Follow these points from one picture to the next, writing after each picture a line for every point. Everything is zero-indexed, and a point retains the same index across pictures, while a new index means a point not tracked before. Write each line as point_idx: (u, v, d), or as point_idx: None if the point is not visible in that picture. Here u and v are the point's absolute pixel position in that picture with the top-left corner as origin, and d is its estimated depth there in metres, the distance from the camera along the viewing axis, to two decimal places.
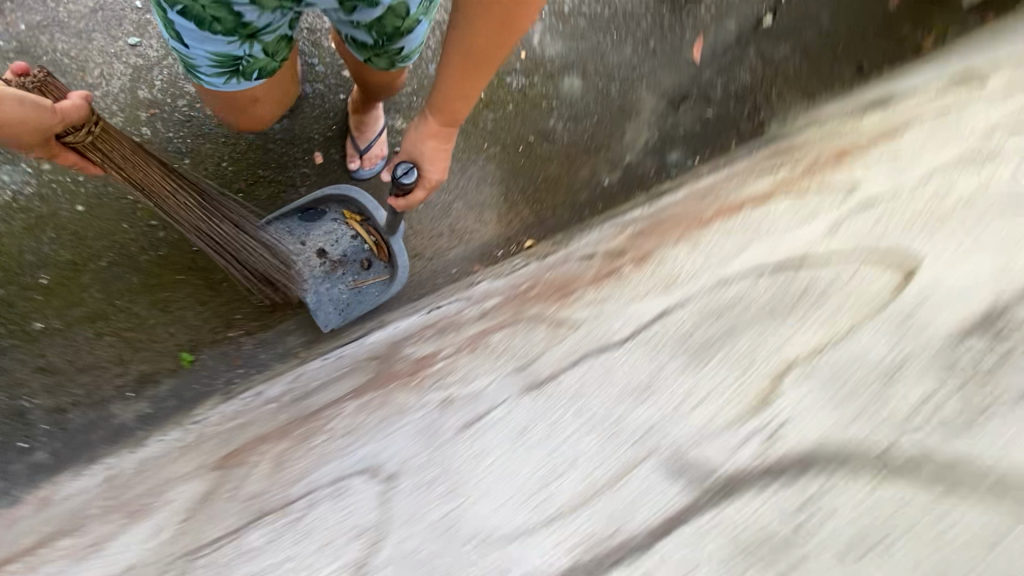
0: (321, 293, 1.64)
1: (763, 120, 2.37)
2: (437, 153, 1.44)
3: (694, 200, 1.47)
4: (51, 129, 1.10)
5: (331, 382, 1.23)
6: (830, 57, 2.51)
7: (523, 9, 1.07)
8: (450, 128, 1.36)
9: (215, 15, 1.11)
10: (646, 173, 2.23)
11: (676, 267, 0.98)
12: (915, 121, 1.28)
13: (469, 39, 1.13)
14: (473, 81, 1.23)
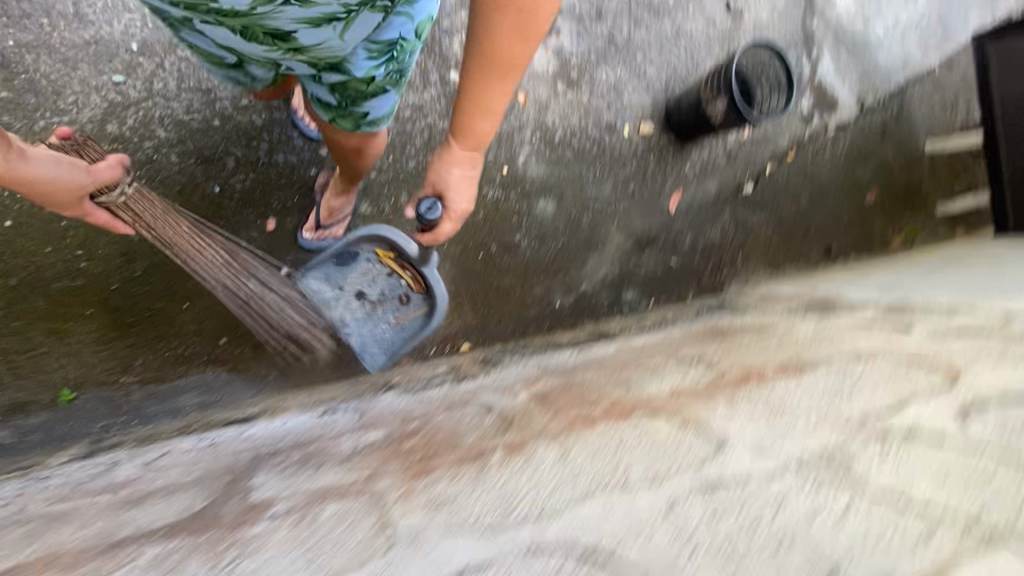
0: (364, 333, 1.75)
1: (723, 278, 2.46)
2: (459, 177, 1.55)
3: (614, 367, 1.46)
4: (81, 186, 1.24)
5: (183, 471, 1.14)
6: (801, 234, 2.60)
7: (536, 18, 1.19)
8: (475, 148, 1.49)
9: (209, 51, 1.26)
10: (599, 303, 2.26)
11: (552, 458, 0.93)
12: (835, 354, 1.28)
13: (488, 50, 1.25)
14: (492, 92, 1.34)
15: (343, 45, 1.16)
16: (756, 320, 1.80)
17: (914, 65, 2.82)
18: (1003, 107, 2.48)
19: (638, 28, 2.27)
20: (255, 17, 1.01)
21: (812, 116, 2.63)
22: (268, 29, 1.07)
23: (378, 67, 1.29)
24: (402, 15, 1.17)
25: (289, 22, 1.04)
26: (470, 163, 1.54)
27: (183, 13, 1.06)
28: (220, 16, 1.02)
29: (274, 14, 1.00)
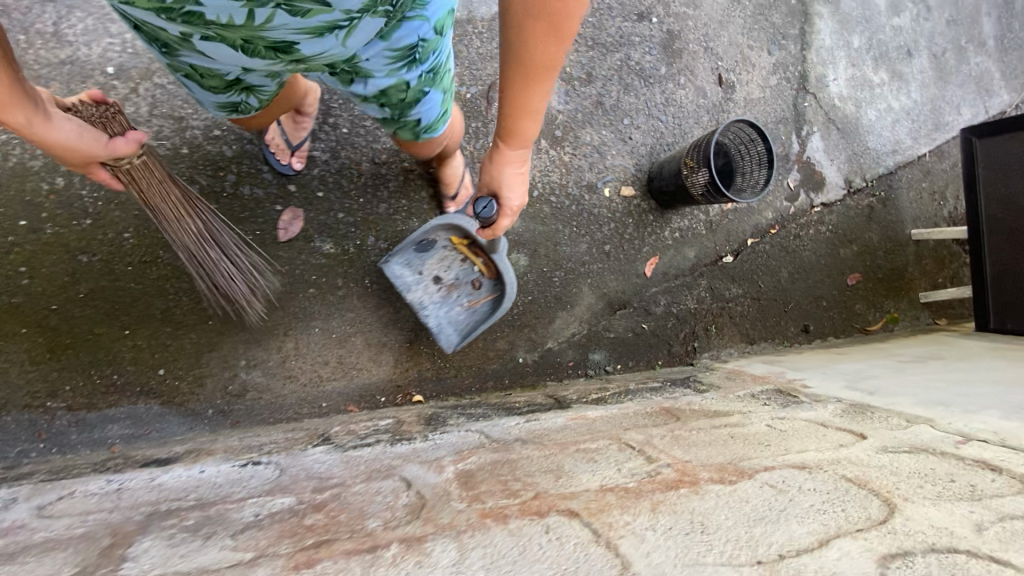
0: (440, 315, 1.88)
1: (695, 347, 2.41)
2: (512, 175, 1.56)
3: (555, 444, 1.40)
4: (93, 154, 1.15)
5: (66, 530, 1.06)
6: (779, 310, 2.56)
7: (565, 18, 1.10)
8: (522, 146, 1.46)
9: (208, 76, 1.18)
10: (564, 363, 2.20)
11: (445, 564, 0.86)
12: (779, 460, 1.22)
13: (521, 57, 1.19)
14: (534, 94, 1.29)
15: (348, 51, 1.08)
16: (715, 402, 1.74)
17: (903, 153, 2.84)
18: (987, 207, 2.49)
19: (627, 94, 2.29)
20: (255, 29, 0.92)
21: (799, 193, 2.62)
22: (269, 42, 0.98)
23: (404, 70, 1.24)
24: (415, 17, 1.08)
25: (288, 33, 0.95)
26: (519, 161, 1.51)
27: (180, 33, 0.96)
28: (220, 29, 0.92)
29: (273, 23, 0.91)
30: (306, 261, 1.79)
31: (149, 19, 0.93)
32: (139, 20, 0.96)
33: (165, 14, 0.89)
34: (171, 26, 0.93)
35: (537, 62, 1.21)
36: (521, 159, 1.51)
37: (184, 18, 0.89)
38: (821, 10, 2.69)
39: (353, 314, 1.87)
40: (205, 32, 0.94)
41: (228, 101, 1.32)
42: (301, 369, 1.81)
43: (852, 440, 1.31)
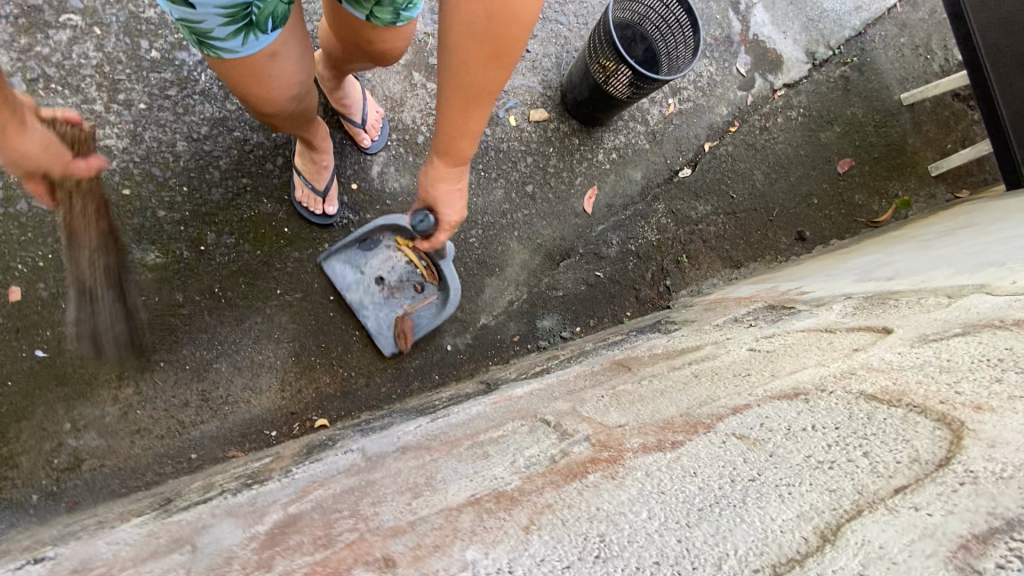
0: (381, 319, 1.58)
1: (669, 287, 1.94)
2: (449, 191, 1.21)
3: (444, 444, 0.96)
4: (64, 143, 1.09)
5: None
6: (763, 221, 2.09)
7: (513, 38, 0.90)
8: (462, 166, 1.17)
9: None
10: (507, 341, 1.75)
11: None
12: (756, 392, 0.77)
13: (459, 75, 0.94)
14: (472, 121, 1.04)
15: None
16: (686, 341, 1.27)
17: (870, 8, 2.36)
18: (984, 37, 1.99)
19: None
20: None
21: (754, 79, 2.16)
22: None
23: None
24: None
25: None
26: (461, 181, 1.21)
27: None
28: None
29: None
30: (125, 279, 1.41)
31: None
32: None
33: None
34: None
35: (476, 87, 0.97)
36: (463, 180, 1.21)
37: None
38: None
39: (209, 335, 1.46)
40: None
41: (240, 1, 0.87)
42: (153, 418, 1.40)
43: (872, 340, 0.86)
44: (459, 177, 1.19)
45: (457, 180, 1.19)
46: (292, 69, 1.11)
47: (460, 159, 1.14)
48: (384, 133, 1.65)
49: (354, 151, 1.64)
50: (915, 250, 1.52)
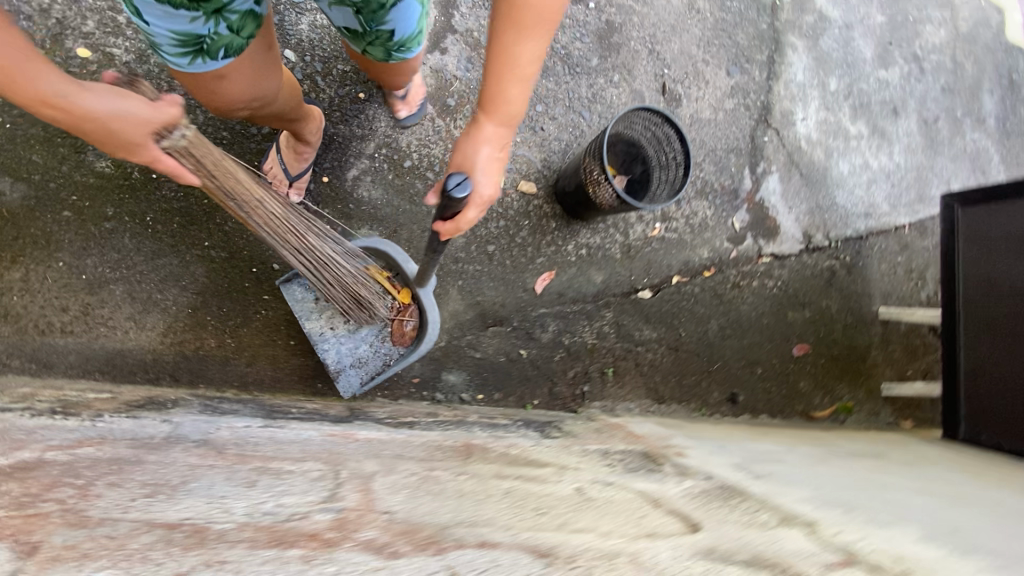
0: (342, 350, 1.54)
1: (585, 393, 1.89)
2: (488, 156, 1.14)
3: (236, 456, 0.92)
4: (147, 123, 1.02)
5: None
6: (703, 368, 2.06)
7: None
8: (506, 124, 1.13)
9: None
10: (405, 379, 1.68)
11: None
12: (520, 535, 0.73)
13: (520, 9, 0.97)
14: (524, 53, 1.03)
15: None
16: (541, 453, 1.23)
17: (878, 219, 2.42)
18: (966, 290, 2.02)
19: (544, 78, 1.91)
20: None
21: (745, 236, 2.18)
22: None
23: None
24: None
25: None
26: (500, 149, 1.17)
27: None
28: None
29: None
30: (67, 174, 1.42)
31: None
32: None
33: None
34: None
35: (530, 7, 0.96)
36: (503, 150, 1.18)
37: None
38: (796, 40, 2.29)
39: (119, 255, 1.45)
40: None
41: (189, 31, 1.02)
42: (26, 309, 1.39)
43: (672, 532, 0.82)
44: (501, 138, 1.14)
45: (497, 145, 1.15)
46: (244, 87, 1.21)
47: (507, 120, 1.13)
48: (424, 107, 1.71)
49: (339, 147, 1.67)
50: (816, 461, 1.48)
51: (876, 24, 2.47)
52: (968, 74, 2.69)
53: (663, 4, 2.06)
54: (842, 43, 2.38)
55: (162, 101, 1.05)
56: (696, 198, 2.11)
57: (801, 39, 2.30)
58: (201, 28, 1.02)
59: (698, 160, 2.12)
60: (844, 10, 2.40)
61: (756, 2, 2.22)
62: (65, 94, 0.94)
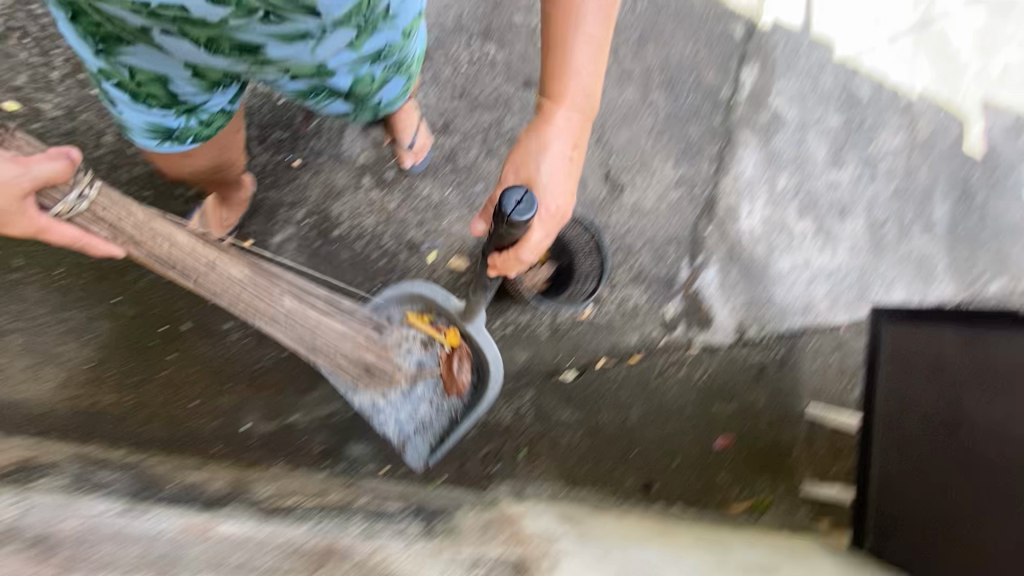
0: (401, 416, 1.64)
1: (495, 472, 1.87)
2: (563, 152, 1.24)
3: (55, 557, 0.93)
4: (13, 185, 1.16)
5: None
6: (619, 455, 2.05)
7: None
8: (579, 113, 1.23)
9: (150, 91, 1.22)
10: (306, 449, 1.66)
11: None
12: None
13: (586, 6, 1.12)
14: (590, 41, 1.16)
15: (313, 59, 1.19)
16: (397, 557, 1.23)
17: (816, 316, 2.45)
18: (881, 407, 2.00)
19: (488, 157, 1.92)
20: (229, 27, 1.01)
21: (676, 324, 2.21)
22: (234, 41, 1.06)
23: (362, 66, 1.34)
24: (381, 32, 1.23)
25: (258, 36, 1.06)
26: (575, 146, 1.25)
27: (212, 11, 0.95)
28: (187, 25, 0.99)
29: (243, 29, 1.02)
30: None
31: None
32: (105, 14, 1.00)
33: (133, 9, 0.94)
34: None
35: None
36: (578, 146, 1.26)
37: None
38: (748, 137, 2.34)
39: (28, 308, 1.53)
40: (217, 20, 0.97)
41: (160, 123, 1.30)
42: None
43: None
44: (575, 132, 1.24)
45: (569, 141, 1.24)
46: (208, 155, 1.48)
47: (579, 110, 1.23)
48: (427, 158, 1.86)
49: (267, 213, 1.72)
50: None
51: (829, 126, 2.54)
52: (921, 180, 2.74)
53: (615, 95, 2.15)
54: (795, 142, 2.44)
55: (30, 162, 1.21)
56: (630, 285, 2.16)
57: (753, 135, 2.35)
58: (173, 122, 1.31)
59: (636, 247, 2.17)
60: (799, 111, 2.46)
61: (711, 97, 2.28)
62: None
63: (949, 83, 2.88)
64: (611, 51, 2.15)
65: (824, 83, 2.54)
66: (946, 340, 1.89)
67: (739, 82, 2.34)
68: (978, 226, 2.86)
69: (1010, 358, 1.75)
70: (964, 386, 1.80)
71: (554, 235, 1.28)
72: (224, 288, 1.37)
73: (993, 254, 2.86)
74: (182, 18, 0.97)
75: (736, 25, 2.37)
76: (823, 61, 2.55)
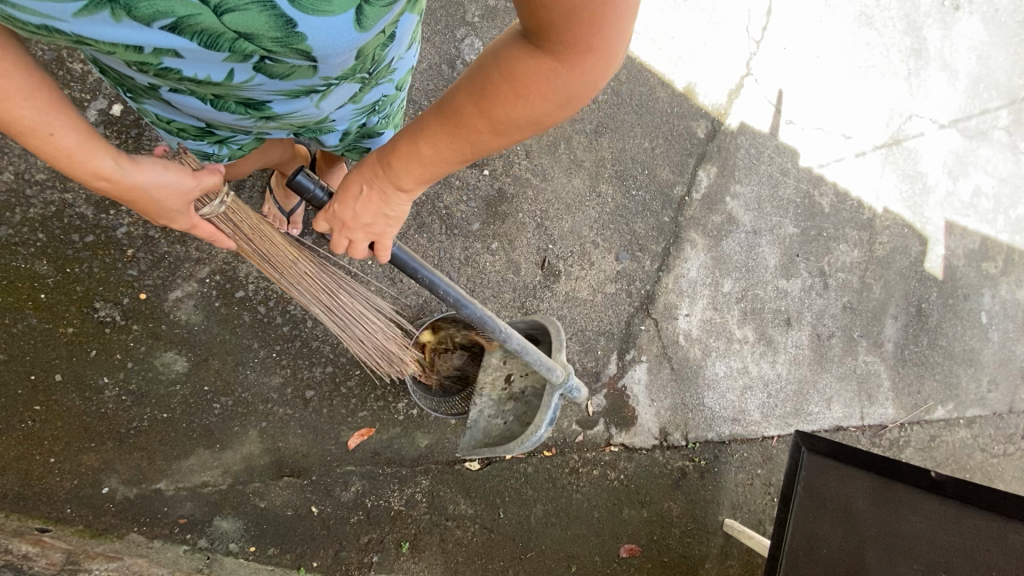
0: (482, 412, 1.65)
1: (373, 562, 1.80)
2: (369, 198, 1.18)
3: None
4: (190, 193, 1.11)
5: None
6: (514, 554, 1.97)
7: (534, 75, 0.90)
8: (398, 187, 1.16)
9: (179, 127, 1.10)
10: (170, 518, 1.60)
11: None
12: None
13: (464, 92, 0.97)
14: (431, 149, 1.06)
15: (320, 113, 1.04)
16: None
17: (747, 426, 2.37)
18: (793, 538, 1.83)
19: (416, 233, 1.92)
20: (234, 88, 0.86)
21: (596, 421, 2.13)
22: (241, 98, 0.91)
23: (362, 117, 1.20)
24: (383, 82, 1.09)
25: (264, 93, 0.90)
26: (387, 205, 1.20)
27: (215, 64, 0.79)
28: (192, 85, 0.85)
29: (251, 86, 0.86)
30: None
31: (117, 42, 0.73)
32: (112, 67, 0.92)
33: (137, 64, 0.80)
34: (176, 38, 0.73)
35: (456, 116, 0.99)
36: (392, 211, 1.22)
37: (239, 2, 0.68)
38: (696, 238, 2.29)
39: None
40: (224, 79, 0.83)
41: (199, 151, 1.20)
42: None
43: None
44: (385, 194, 1.18)
45: (384, 171, 1.13)
46: (249, 170, 1.45)
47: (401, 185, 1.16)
48: None
49: (168, 267, 1.63)
50: None
51: (786, 234, 2.49)
52: (876, 296, 2.69)
53: (563, 182, 2.12)
54: (746, 248, 2.40)
55: (202, 172, 1.15)
56: None
57: (703, 236, 2.31)
58: (206, 150, 1.19)
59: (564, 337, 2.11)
60: (755, 217, 2.42)
61: (664, 194, 2.25)
62: (122, 170, 1.00)
63: (914, 203, 2.81)
64: (564, 138, 2.12)
65: (786, 190, 2.49)
66: (861, 486, 1.80)
67: (695, 180, 2.30)
68: (928, 348, 2.80)
69: (916, 526, 1.72)
70: (869, 542, 1.74)
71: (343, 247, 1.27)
72: (298, 281, 1.46)
73: (940, 379, 2.81)
74: (186, 77, 0.82)
75: (699, 123, 2.32)
76: (787, 168, 2.50)
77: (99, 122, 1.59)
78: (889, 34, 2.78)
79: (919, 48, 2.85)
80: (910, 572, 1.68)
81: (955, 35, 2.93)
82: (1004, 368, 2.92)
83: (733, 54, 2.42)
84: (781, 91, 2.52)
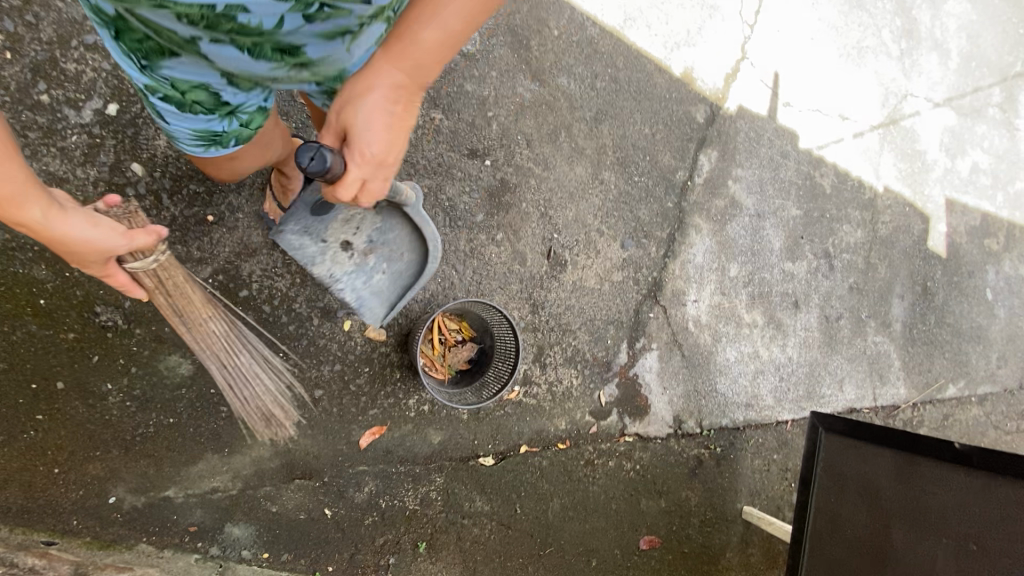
0: (357, 286, 1.50)
1: (390, 564, 1.76)
2: (373, 118, 1.10)
3: None
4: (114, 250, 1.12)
5: None
6: (532, 550, 1.93)
7: None
8: (399, 99, 1.11)
9: (196, 97, 1.07)
10: (179, 526, 1.56)
11: None
12: None
13: None
14: (423, 41, 1.06)
15: (350, 58, 1.06)
16: None
17: (760, 410, 2.35)
18: (813, 522, 1.82)
19: None
20: (284, 30, 0.88)
21: (609, 412, 2.10)
22: (282, 44, 0.93)
23: None
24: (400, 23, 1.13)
25: (308, 35, 0.92)
26: (393, 119, 1.12)
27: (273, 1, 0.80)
28: (242, 32, 0.86)
29: (300, 26, 0.88)
30: None
31: None
32: (145, 27, 0.87)
33: (193, 12, 0.80)
34: None
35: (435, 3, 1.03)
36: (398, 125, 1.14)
37: None
38: (700, 222, 2.28)
39: None
40: (275, 19, 0.84)
41: (208, 129, 1.16)
42: None
43: None
44: (387, 109, 1.11)
45: (386, 86, 1.09)
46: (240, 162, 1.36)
47: (400, 97, 1.12)
48: None
49: None
50: None
51: (790, 216, 2.48)
52: (881, 275, 2.68)
53: (565, 170, 2.10)
54: (750, 231, 2.38)
55: (136, 232, 1.16)
56: (564, 365, 2.05)
57: (707, 221, 2.29)
58: (217, 126, 1.16)
59: (573, 327, 2.08)
60: (757, 199, 2.40)
61: (666, 179, 2.23)
62: (43, 220, 1.00)
63: (913, 181, 2.81)
64: (565, 126, 2.11)
65: (787, 172, 2.49)
66: (883, 463, 1.77)
67: (697, 165, 2.29)
68: (935, 326, 2.78)
69: (941, 499, 1.67)
70: (892, 520, 1.71)
71: (368, 187, 1.15)
72: (204, 342, 1.34)
73: (948, 357, 2.80)
74: (240, 21, 0.83)
75: (698, 107, 2.31)
76: (787, 150, 2.49)
77: (94, 123, 1.56)
78: (880, 14, 2.80)
79: (910, 28, 2.86)
80: (941, 547, 1.64)
81: (945, 15, 2.95)
82: (1011, 344, 2.90)
83: (729, 38, 2.42)
84: (777, 74, 2.52)
